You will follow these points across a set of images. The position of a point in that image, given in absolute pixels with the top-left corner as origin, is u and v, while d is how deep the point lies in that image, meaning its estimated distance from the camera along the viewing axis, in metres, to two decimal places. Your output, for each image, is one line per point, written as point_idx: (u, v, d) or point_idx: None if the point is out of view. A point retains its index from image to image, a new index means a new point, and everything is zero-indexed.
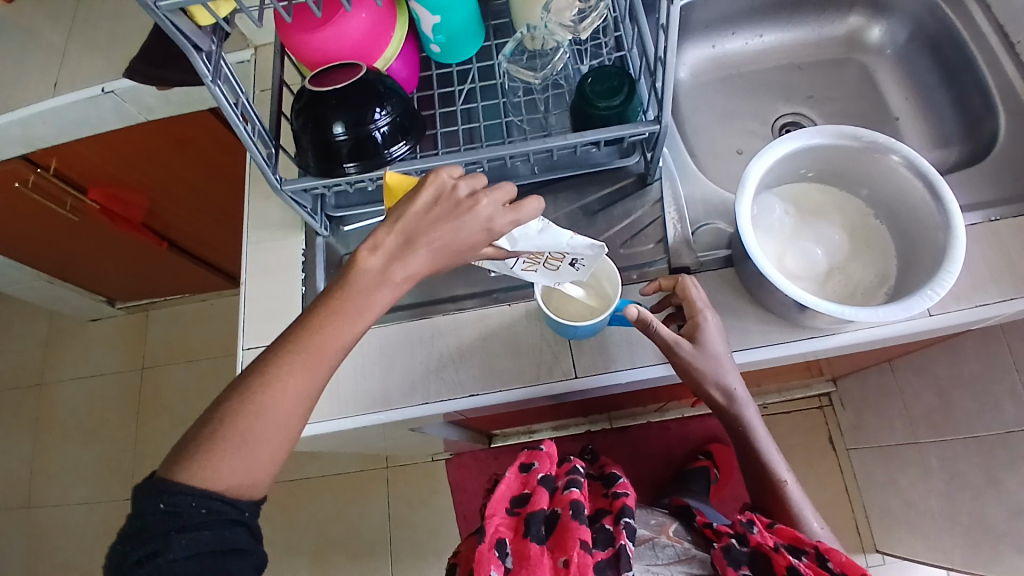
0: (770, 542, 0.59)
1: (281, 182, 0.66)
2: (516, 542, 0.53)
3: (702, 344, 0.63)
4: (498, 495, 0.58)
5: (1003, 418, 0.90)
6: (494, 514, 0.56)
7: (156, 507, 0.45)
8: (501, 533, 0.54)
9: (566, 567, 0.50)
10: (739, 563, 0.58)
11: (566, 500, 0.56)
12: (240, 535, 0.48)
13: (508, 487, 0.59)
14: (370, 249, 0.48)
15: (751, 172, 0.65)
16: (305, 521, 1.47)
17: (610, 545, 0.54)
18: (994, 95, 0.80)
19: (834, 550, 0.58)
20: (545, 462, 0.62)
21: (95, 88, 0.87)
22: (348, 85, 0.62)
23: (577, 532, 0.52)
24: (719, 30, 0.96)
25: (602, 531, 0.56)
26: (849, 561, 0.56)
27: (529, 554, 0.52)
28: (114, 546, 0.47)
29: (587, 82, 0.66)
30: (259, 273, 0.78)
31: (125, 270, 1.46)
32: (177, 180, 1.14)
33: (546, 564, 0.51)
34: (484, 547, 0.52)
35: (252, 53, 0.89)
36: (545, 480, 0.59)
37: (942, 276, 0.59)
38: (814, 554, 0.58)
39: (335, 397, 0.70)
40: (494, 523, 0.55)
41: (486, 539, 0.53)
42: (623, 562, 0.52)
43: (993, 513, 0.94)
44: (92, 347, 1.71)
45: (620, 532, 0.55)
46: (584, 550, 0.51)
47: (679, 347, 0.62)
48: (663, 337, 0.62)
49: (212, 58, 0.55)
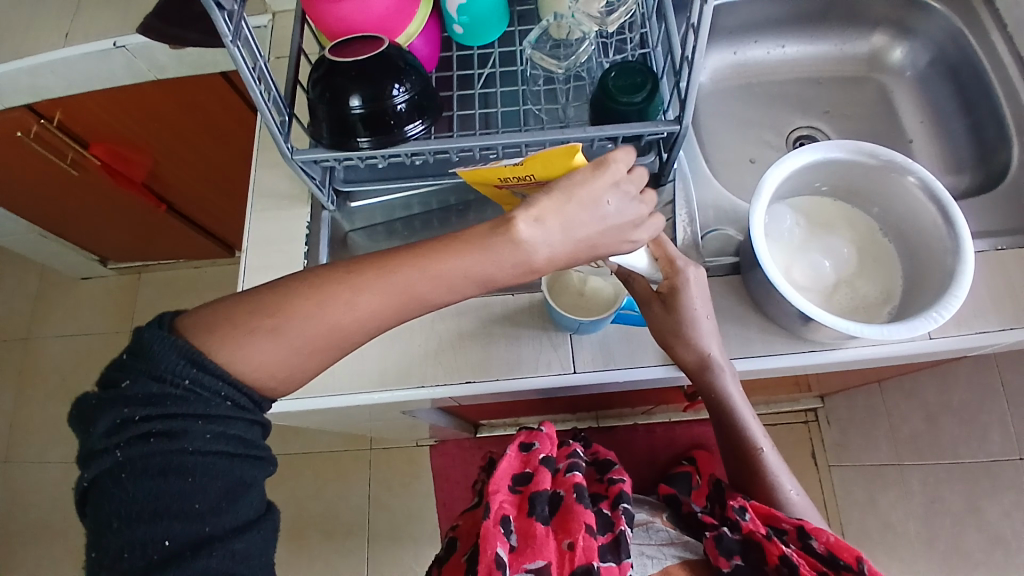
0: (761, 529, 0.58)
1: (292, 151, 0.64)
2: (521, 520, 0.53)
3: (674, 309, 0.62)
4: (500, 472, 0.57)
5: (990, 447, 0.92)
6: (497, 491, 0.54)
7: (182, 396, 0.46)
8: (506, 510, 0.53)
9: (571, 550, 0.51)
10: (731, 552, 0.59)
11: (569, 483, 0.56)
12: (256, 432, 0.50)
13: (509, 464, 0.58)
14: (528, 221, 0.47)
15: (768, 180, 0.65)
16: (283, 497, 1.46)
17: (610, 530, 0.56)
18: (1010, 126, 0.80)
19: (819, 529, 0.57)
20: (546, 442, 0.62)
21: (107, 41, 0.85)
22: (368, 59, 0.61)
23: (582, 515, 0.53)
24: (742, 37, 0.96)
25: (601, 515, 0.58)
26: (835, 541, 0.54)
27: (534, 533, 0.52)
28: (107, 425, 0.46)
29: (610, 76, 0.65)
30: (262, 243, 0.77)
31: (121, 230, 1.44)
32: (181, 143, 1.12)
33: (552, 545, 0.52)
34: (490, 522, 0.51)
35: (269, 19, 0.88)
36: (547, 461, 0.59)
37: (947, 300, 0.59)
38: (797, 532, 0.57)
39: (331, 374, 0.70)
40: (498, 499, 0.53)
41: (492, 515, 0.51)
42: (623, 548, 0.54)
43: (971, 540, 0.95)
44: (80, 305, 1.68)
45: (620, 517, 0.57)
46: (588, 534, 0.52)
47: (648, 306, 0.64)
48: (638, 290, 0.65)
49: (233, 19, 0.54)
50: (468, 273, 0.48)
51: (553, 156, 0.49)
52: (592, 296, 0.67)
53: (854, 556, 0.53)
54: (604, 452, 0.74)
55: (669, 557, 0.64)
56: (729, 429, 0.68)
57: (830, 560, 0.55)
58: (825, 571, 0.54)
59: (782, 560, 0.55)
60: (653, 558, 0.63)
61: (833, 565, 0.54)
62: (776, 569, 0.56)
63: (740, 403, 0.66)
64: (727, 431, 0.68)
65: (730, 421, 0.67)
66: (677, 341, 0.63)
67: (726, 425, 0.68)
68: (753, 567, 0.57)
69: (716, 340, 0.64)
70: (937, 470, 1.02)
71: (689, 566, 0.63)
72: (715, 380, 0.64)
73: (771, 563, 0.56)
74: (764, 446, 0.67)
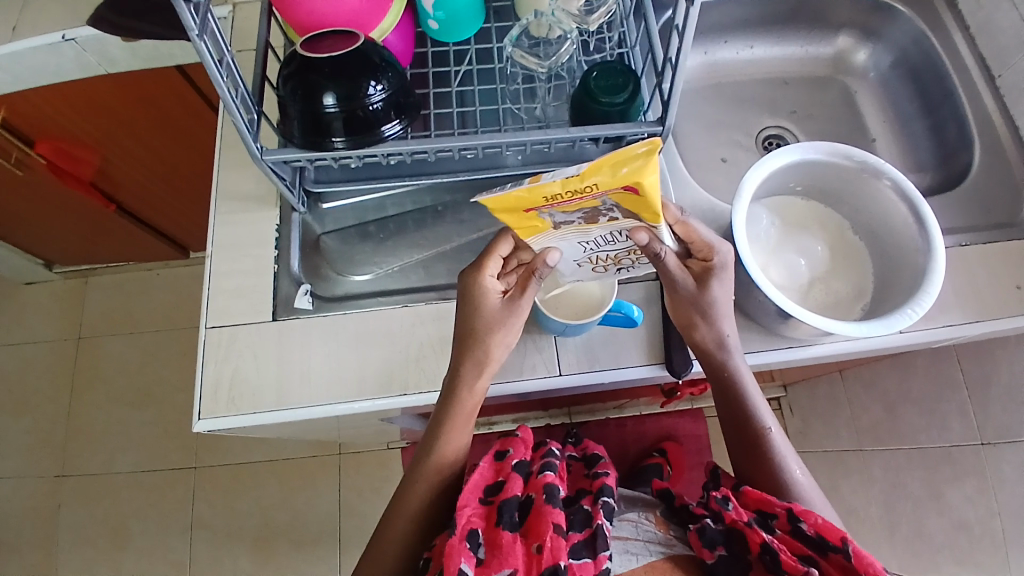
0: (744, 517, 0.54)
1: (261, 150, 0.61)
2: (489, 531, 0.50)
3: (705, 288, 0.61)
4: (470, 485, 0.54)
5: (950, 434, 0.95)
6: (464, 505, 0.52)
7: None
8: (473, 524, 0.50)
9: (539, 553, 0.47)
10: (714, 543, 0.53)
11: (540, 484, 0.52)
12: None
13: (482, 475, 0.55)
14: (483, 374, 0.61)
15: (748, 181, 0.66)
16: (249, 505, 1.41)
17: (587, 526, 0.51)
18: (971, 127, 0.84)
19: (806, 510, 0.54)
20: (520, 447, 0.58)
21: (55, 34, 0.79)
22: (342, 55, 0.58)
23: (550, 515, 0.49)
24: (713, 37, 0.97)
25: (578, 512, 0.52)
26: (824, 522, 0.51)
27: (501, 542, 0.49)
28: None
29: (592, 76, 0.64)
30: (229, 247, 0.73)
31: (68, 232, 1.36)
32: (134, 138, 1.06)
33: (519, 551, 0.48)
34: (454, 539, 0.49)
35: (231, 11, 0.84)
36: (519, 466, 0.55)
37: (920, 298, 0.62)
38: (786, 516, 0.53)
39: (307, 383, 0.68)
40: (464, 514, 0.51)
41: (457, 531, 0.49)
42: (600, 542, 0.49)
43: (931, 525, 0.99)
44: (24, 312, 1.58)
45: (598, 511, 0.51)
46: (557, 534, 0.47)
47: (682, 281, 0.60)
48: (670, 269, 0.59)
49: (199, 11, 0.50)
50: (468, 412, 0.61)
51: (629, 155, 0.41)
52: (581, 301, 0.66)
53: (841, 537, 0.50)
54: (587, 448, 0.70)
55: (652, 554, 0.55)
56: (736, 415, 0.64)
57: (818, 543, 0.51)
58: (812, 556, 0.51)
59: (764, 548, 0.52)
60: (638, 554, 0.54)
61: (822, 549, 0.51)
62: (760, 561, 0.52)
63: (748, 380, 0.64)
64: (736, 410, 0.64)
65: (737, 398, 0.63)
66: (702, 318, 0.62)
67: (733, 405, 0.64)
68: (737, 558, 0.53)
69: (732, 323, 0.64)
70: (898, 456, 1.06)
71: (672, 563, 0.55)
72: (720, 359, 0.63)
73: (753, 552, 0.52)
74: (772, 425, 0.64)
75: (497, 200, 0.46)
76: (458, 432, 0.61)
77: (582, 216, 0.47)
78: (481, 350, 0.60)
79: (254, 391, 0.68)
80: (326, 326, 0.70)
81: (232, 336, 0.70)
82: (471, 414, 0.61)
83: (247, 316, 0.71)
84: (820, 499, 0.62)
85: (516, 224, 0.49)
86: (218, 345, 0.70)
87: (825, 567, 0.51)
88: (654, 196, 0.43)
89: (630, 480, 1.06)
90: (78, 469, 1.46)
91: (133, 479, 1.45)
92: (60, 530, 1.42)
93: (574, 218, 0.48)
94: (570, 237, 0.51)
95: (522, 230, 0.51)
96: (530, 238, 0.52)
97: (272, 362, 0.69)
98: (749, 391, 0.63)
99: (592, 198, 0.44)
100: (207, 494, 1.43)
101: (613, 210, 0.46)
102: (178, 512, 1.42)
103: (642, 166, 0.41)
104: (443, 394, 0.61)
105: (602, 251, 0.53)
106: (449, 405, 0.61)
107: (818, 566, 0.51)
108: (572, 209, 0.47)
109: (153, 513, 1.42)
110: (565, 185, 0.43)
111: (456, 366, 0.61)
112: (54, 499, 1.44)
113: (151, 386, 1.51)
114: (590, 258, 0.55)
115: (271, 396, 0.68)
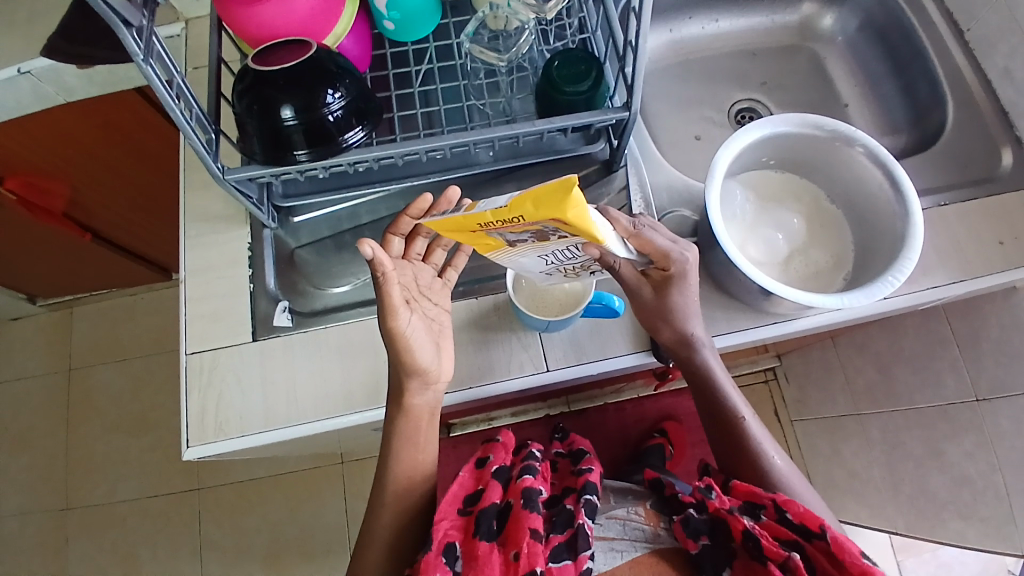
0: (727, 506, 0.54)
1: (223, 170, 0.59)
2: (466, 543, 0.50)
3: (666, 298, 0.62)
4: (449, 497, 0.54)
5: (944, 391, 0.94)
6: (442, 519, 0.52)
7: None
8: (450, 537, 0.51)
9: (516, 560, 0.46)
10: (699, 532, 0.53)
11: (518, 489, 0.52)
12: None
13: (461, 486, 0.55)
14: (420, 390, 0.61)
15: (719, 159, 0.65)
16: (256, 522, 1.41)
17: (568, 526, 0.50)
18: (942, 84, 0.83)
19: (791, 502, 0.54)
20: (500, 453, 0.58)
21: (10, 68, 0.78)
22: (296, 66, 0.57)
23: (528, 521, 0.48)
24: (677, 14, 0.96)
25: (561, 512, 0.52)
26: (806, 511, 0.52)
27: (478, 553, 0.48)
28: None
29: (554, 66, 0.63)
30: (202, 270, 0.72)
31: (44, 265, 1.34)
32: (101, 166, 1.04)
33: (496, 560, 0.47)
34: (431, 555, 0.49)
35: (183, 28, 0.82)
36: (498, 473, 0.55)
37: (901, 263, 0.61)
38: (772, 507, 0.54)
39: (293, 400, 0.67)
40: (441, 528, 0.51)
41: (434, 546, 0.50)
42: (581, 541, 0.48)
43: (934, 482, 0.98)
44: (12, 348, 1.56)
45: (580, 511, 0.51)
46: (533, 540, 0.47)
47: (640, 291, 0.62)
48: (626, 277, 0.62)
49: (143, 34, 0.49)
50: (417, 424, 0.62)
51: (545, 192, 0.38)
52: (560, 297, 0.65)
53: (823, 524, 0.50)
54: (578, 440, 0.70)
55: (639, 549, 0.54)
56: (711, 408, 0.66)
57: (802, 531, 0.52)
58: (796, 544, 0.52)
59: (747, 535, 0.51)
60: (624, 551, 0.54)
61: (806, 537, 0.51)
62: (743, 548, 0.52)
63: (719, 373, 0.65)
64: (709, 400, 0.66)
65: (712, 396, 0.66)
66: (664, 324, 0.62)
67: (707, 396, 0.66)
68: (721, 546, 0.53)
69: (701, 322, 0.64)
70: (894, 417, 1.06)
71: (668, 555, 0.54)
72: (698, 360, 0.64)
73: (738, 540, 0.52)
74: (746, 415, 0.65)
75: (444, 223, 0.46)
76: (418, 446, 0.62)
77: (532, 236, 0.45)
78: (409, 363, 0.58)
79: (240, 414, 0.67)
80: (308, 343, 0.69)
81: (212, 360, 0.69)
82: (422, 421, 0.62)
83: (226, 339, 0.69)
84: (802, 480, 0.63)
85: (471, 242, 0.49)
86: (199, 371, 0.69)
87: (811, 553, 0.51)
88: (585, 224, 0.40)
89: (632, 464, 1.05)
90: (81, 501, 1.45)
91: (138, 507, 1.44)
92: (70, 563, 1.41)
93: (524, 238, 0.45)
94: (530, 252, 0.49)
95: (480, 247, 0.50)
96: (491, 253, 0.51)
97: (255, 384, 0.68)
98: (724, 386, 0.65)
99: (526, 225, 0.42)
100: (213, 514, 1.42)
101: (558, 233, 0.43)
102: (187, 536, 1.41)
103: (562, 201, 0.38)
104: (394, 410, 0.61)
105: (569, 264, 0.52)
106: (400, 417, 0.61)
107: (802, 552, 0.51)
108: (518, 231, 0.44)
109: (162, 539, 1.41)
110: (495, 216, 0.41)
111: (399, 383, 0.60)
112: (61, 532, 1.43)
113: (145, 412, 1.50)
114: (558, 270, 0.54)
115: (257, 418, 0.67)
